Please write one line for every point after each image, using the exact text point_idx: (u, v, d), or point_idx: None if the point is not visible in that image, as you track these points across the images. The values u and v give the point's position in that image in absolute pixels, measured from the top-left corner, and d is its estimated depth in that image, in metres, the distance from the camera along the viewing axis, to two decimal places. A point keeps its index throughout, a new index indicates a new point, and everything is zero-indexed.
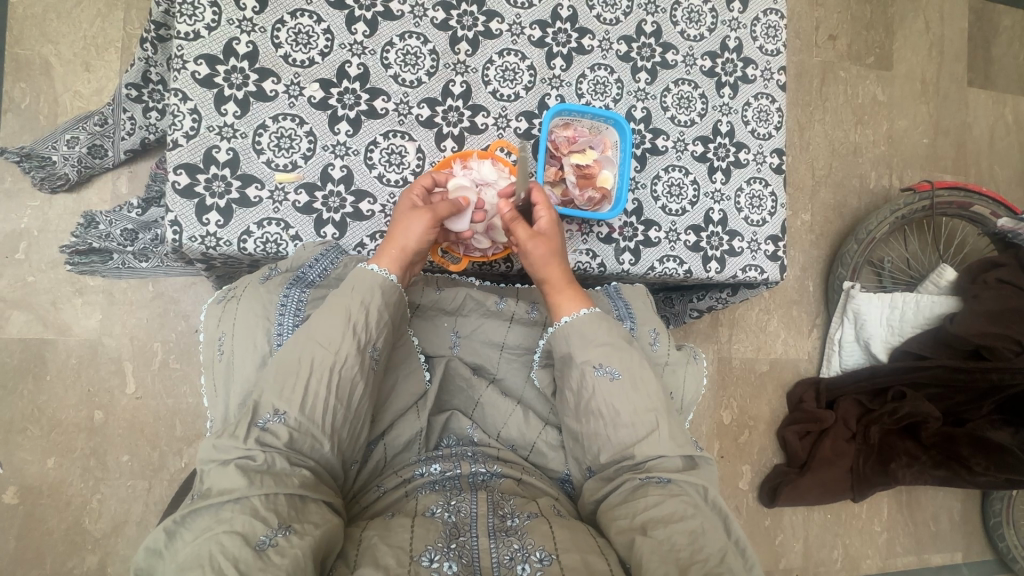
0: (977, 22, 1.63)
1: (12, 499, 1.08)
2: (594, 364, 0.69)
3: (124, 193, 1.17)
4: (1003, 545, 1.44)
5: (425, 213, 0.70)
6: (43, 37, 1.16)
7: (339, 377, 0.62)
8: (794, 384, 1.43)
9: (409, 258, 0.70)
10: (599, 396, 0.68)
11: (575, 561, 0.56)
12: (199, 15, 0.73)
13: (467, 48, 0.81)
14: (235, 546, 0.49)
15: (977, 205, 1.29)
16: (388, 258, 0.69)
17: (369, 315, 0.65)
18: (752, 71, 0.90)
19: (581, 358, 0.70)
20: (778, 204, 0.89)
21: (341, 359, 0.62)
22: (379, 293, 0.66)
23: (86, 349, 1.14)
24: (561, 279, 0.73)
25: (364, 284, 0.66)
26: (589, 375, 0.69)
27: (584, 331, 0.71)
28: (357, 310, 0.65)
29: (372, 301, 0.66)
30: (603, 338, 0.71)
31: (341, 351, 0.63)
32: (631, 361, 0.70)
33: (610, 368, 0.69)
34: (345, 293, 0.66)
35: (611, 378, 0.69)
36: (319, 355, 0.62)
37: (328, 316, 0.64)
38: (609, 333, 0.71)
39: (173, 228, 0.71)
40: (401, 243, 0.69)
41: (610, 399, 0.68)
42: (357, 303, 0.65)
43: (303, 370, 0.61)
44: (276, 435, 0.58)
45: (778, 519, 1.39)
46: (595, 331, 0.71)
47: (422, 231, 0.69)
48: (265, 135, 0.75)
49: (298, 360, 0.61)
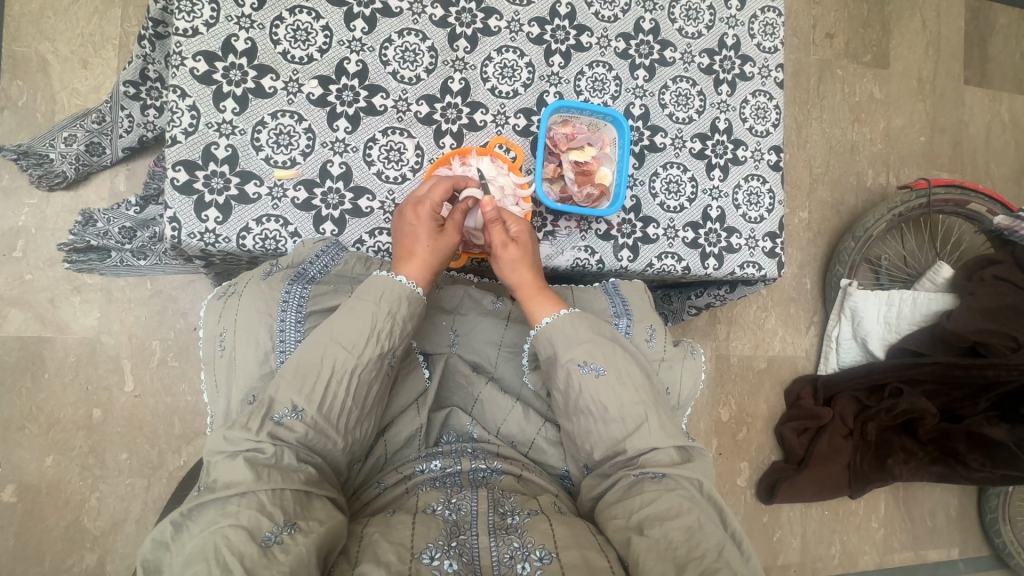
0: (973, 21, 1.64)
1: (11, 497, 1.08)
2: (578, 363, 0.70)
3: (122, 190, 1.17)
4: (1000, 540, 1.45)
5: (452, 229, 0.71)
6: (40, 35, 1.15)
7: (358, 381, 0.63)
8: (792, 381, 1.44)
9: (435, 272, 0.71)
10: (586, 394, 0.69)
11: (575, 557, 0.56)
12: (197, 11, 0.73)
13: (465, 44, 0.81)
14: (241, 541, 0.49)
15: (974, 202, 1.29)
16: (417, 270, 0.69)
17: (394, 323, 0.65)
18: (750, 68, 0.90)
19: (565, 357, 0.70)
20: (776, 200, 0.89)
21: (362, 364, 0.63)
22: (406, 304, 0.66)
23: (84, 348, 1.14)
24: (532, 285, 0.74)
25: (391, 292, 0.66)
26: (574, 374, 0.69)
27: (566, 330, 0.71)
28: (384, 318, 0.65)
29: (398, 311, 0.66)
30: (585, 336, 0.71)
31: (363, 355, 0.63)
32: (615, 357, 0.70)
33: (595, 365, 0.69)
34: (370, 297, 0.65)
35: (597, 374, 0.69)
36: (340, 358, 0.62)
37: (352, 318, 0.64)
38: (592, 330, 0.72)
39: (172, 225, 0.71)
40: (433, 258, 0.70)
41: (597, 395, 0.68)
42: (384, 311, 0.65)
43: (324, 371, 0.61)
44: (291, 429, 0.58)
45: (776, 516, 1.40)
46: (577, 330, 0.71)
47: (451, 247, 0.71)
48: (263, 131, 0.75)
49: (318, 361, 0.62)
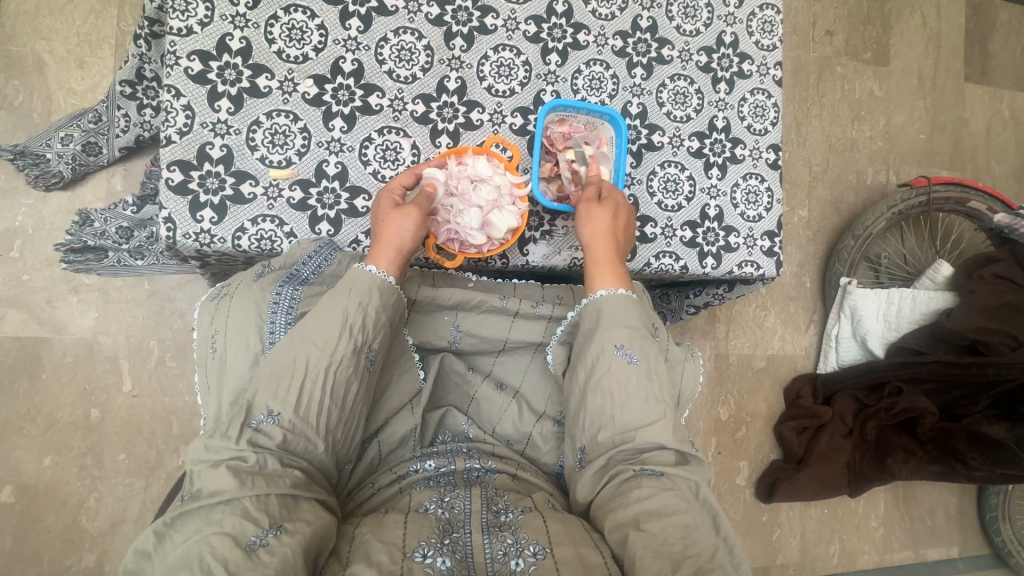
0: (974, 18, 1.63)
1: (9, 497, 1.08)
2: (616, 343, 0.69)
3: (119, 190, 1.16)
4: (999, 539, 1.44)
5: (413, 210, 0.70)
6: (37, 34, 1.15)
7: (334, 378, 0.62)
8: (791, 380, 1.44)
9: (406, 257, 0.70)
10: (612, 374, 0.68)
11: (568, 554, 0.56)
12: (192, 11, 0.73)
13: (461, 43, 0.81)
14: (225, 548, 0.49)
15: (974, 200, 1.28)
16: (383, 256, 0.68)
17: (366, 315, 0.65)
18: (748, 66, 0.90)
19: (605, 334, 0.70)
20: (774, 199, 0.89)
21: (337, 360, 0.62)
22: (377, 295, 0.66)
23: (82, 348, 1.14)
24: (603, 257, 0.74)
25: (360, 284, 0.66)
26: (607, 352, 0.69)
27: (611, 309, 0.71)
28: (354, 312, 0.64)
29: (369, 303, 0.65)
30: (629, 321, 0.71)
31: (336, 352, 0.62)
32: (651, 352, 0.70)
33: (630, 351, 0.69)
34: (340, 293, 0.65)
35: (629, 360, 0.69)
36: (314, 356, 0.62)
37: (323, 316, 0.63)
38: (636, 320, 0.71)
39: (167, 225, 0.71)
40: (395, 242, 0.69)
41: (622, 381, 0.68)
42: (354, 305, 0.65)
43: (298, 371, 0.61)
44: (269, 436, 0.58)
45: (775, 515, 1.40)
46: (625, 312, 0.71)
47: (413, 228, 0.70)
48: (258, 131, 0.75)
49: (292, 361, 0.61)
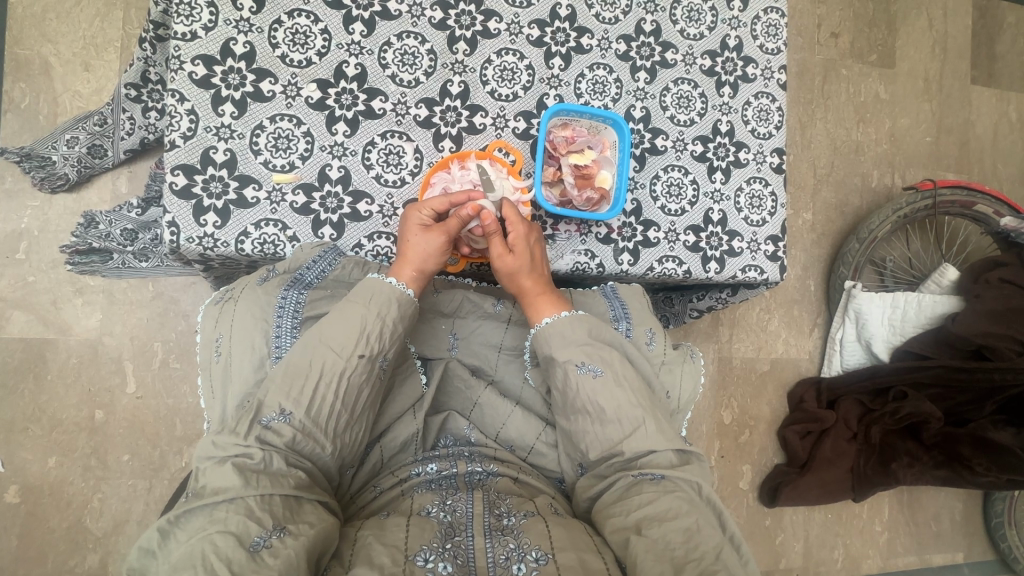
0: (981, 20, 1.62)
1: (15, 498, 1.09)
2: (576, 363, 0.70)
3: (123, 193, 1.17)
4: (1005, 544, 1.43)
5: (438, 232, 0.70)
6: (43, 37, 1.16)
7: (348, 384, 0.62)
8: (795, 384, 1.43)
9: (425, 279, 0.70)
10: (583, 393, 0.69)
11: (571, 560, 0.56)
12: (196, 16, 0.73)
13: (465, 47, 0.81)
14: (229, 547, 0.48)
15: (981, 204, 1.27)
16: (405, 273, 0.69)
17: (384, 325, 0.65)
18: (753, 70, 0.89)
19: (562, 358, 0.71)
20: (778, 204, 0.88)
21: (351, 367, 0.63)
22: (396, 306, 0.66)
23: (86, 350, 1.15)
24: (534, 288, 0.74)
25: (379, 294, 0.66)
26: (572, 373, 0.70)
27: (563, 331, 0.72)
28: (373, 320, 0.65)
29: (388, 313, 0.66)
30: (581, 337, 0.72)
31: (352, 359, 0.63)
32: (612, 360, 0.71)
33: (592, 366, 0.70)
34: (359, 301, 0.65)
35: (594, 375, 0.69)
36: (330, 361, 0.62)
37: (340, 321, 0.64)
38: (589, 334, 0.72)
39: (171, 229, 0.71)
40: (418, 264, 0.69)
41: (594, 395, 0.69)
42: (373, 314, 0.65)
43: (313, 373, 0.61)
44: (278, 433, 0.58)
45: (778, 519, 1.39)
46: (574, 330, 0.72)
47: (437, 249, 0.70)
48: (262, 135, 0.75)
49: (308, 363, 0.61)
